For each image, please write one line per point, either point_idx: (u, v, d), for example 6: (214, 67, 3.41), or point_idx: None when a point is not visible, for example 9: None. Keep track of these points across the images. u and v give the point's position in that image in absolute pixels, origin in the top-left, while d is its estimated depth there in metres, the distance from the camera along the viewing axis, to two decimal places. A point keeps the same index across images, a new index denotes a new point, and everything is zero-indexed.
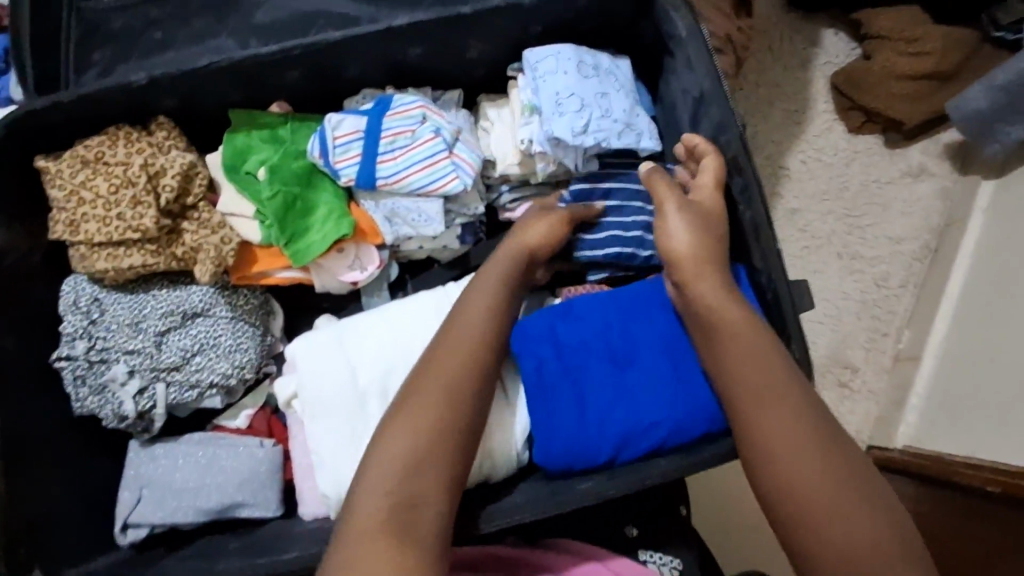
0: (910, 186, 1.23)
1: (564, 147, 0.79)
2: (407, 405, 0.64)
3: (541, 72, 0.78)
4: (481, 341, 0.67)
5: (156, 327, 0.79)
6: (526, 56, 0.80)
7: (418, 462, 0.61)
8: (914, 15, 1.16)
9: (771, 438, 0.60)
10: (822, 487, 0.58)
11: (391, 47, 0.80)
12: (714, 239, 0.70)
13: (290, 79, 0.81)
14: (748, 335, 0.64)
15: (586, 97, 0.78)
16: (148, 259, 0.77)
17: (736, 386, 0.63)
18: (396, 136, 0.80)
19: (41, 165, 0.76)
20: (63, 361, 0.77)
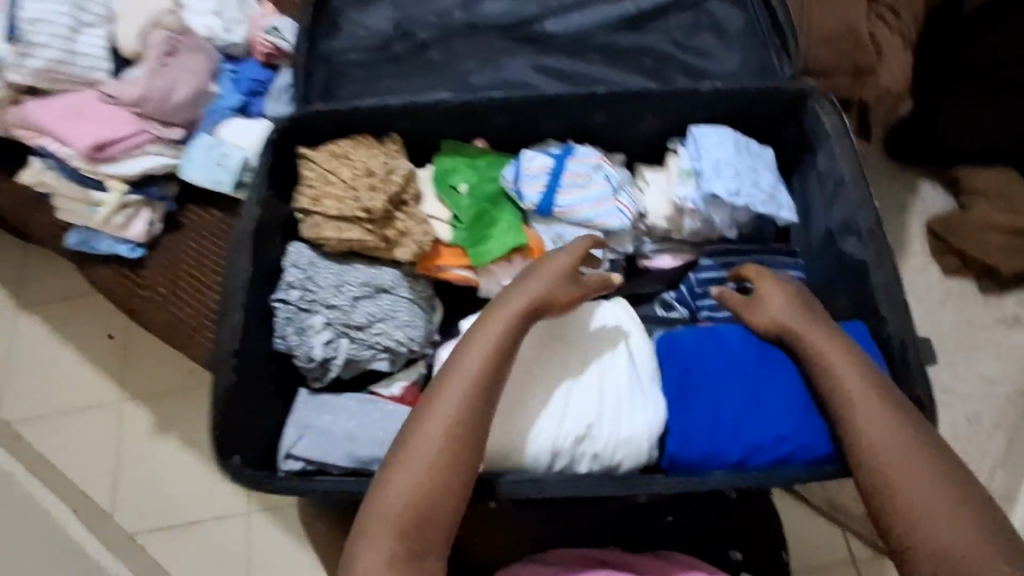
0: (1006, 333, 1.30)
1: (717, 204, 0.95)
2: (418, 440, 0.71)
3: (704, 143, 0.96)
4: (484, 382, 0.74)
5: (354, 292, 0.95)
6: (692, 131, 0.98)
7: (428, 500, 0.69)
8: (1011, 177, 1.29)
9: (875, 439, 0.70)
10: (922, 480, 0.66)
11: (585, 111, 1.00)
12: (804, 301, 0.82)
13: (499, 123, 1.02)
14: (852, 357, 0.75)
15: (740, 168, 0.95)
16: (365, 235, 0.95)
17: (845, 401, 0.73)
18: (575, 176, 0.99)
19: (303, 152, 0.97)
20: (279, 303, 0.94)
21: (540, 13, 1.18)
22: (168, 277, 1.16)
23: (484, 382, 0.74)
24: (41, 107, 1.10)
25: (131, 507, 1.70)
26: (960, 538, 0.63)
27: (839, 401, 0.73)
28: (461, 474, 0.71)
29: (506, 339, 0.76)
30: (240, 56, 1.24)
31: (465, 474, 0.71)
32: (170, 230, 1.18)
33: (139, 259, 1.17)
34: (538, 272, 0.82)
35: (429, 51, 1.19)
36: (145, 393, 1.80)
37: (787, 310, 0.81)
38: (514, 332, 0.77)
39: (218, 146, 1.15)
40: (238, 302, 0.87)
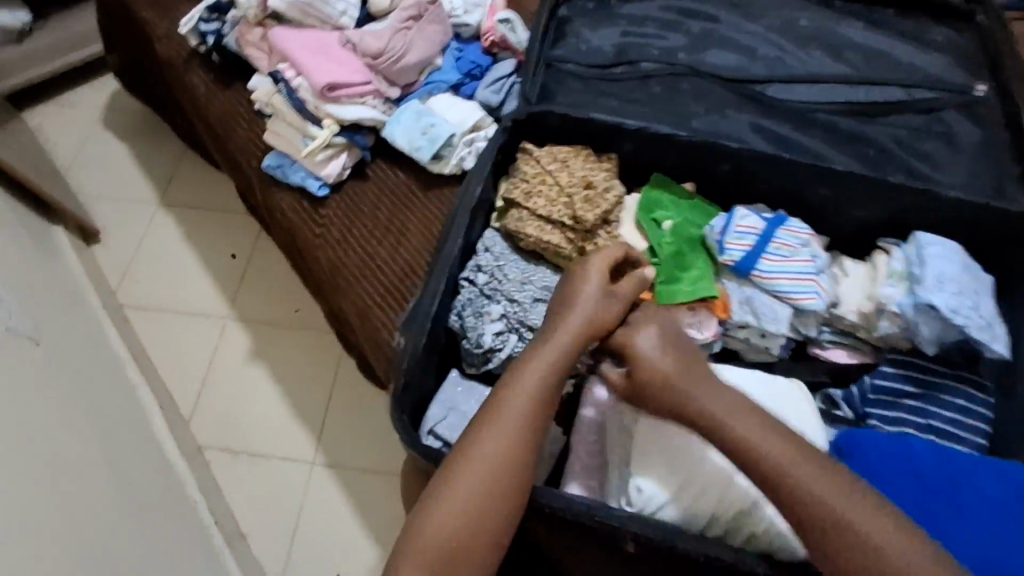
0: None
1: (927, 315, 0.90)
2: (459, 474, 0.74)
3: (926, 251, 0.93)
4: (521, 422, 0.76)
5: (536, 292, 0.96)
6: (915, 236, 0.96)
7: (469, 533, 0.71)
8: None
9: (846, 517, 0.67)
10: (906, 554, 0.65)
11: (810, 183, 0.98)
12: (678, 346, 0.81)
13: (719, 170, 1.00)
14: (702, 390, 0.76)
15: (959, 287, 0.91)
16: (564, 242, 0.95)
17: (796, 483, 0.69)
18: (782, 245, 0.96)
19: (527, 148, 1.00)
20: (465, 283, 0.96)
21: (770, 77, 1.18)
22: (343, 223, 1.19)
23: (521, 424, 0.76)
24: (289, 38, 1.19)
25: (203, 421, 1.73)
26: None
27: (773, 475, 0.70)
28: (502, 511, 0.73)
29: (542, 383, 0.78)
30: (466, 38, 1.29)
31: (506, 508, 0.73)
32: (356, 178, 1.22)
33: (322, 198, 1.21)
34: (583, 308, 0.82)
35: (650, 82, 1.20)
36: (250, 319, 1.86)
37: (672, 369, 0.78)
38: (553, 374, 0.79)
39: (424, 116, 1.18)
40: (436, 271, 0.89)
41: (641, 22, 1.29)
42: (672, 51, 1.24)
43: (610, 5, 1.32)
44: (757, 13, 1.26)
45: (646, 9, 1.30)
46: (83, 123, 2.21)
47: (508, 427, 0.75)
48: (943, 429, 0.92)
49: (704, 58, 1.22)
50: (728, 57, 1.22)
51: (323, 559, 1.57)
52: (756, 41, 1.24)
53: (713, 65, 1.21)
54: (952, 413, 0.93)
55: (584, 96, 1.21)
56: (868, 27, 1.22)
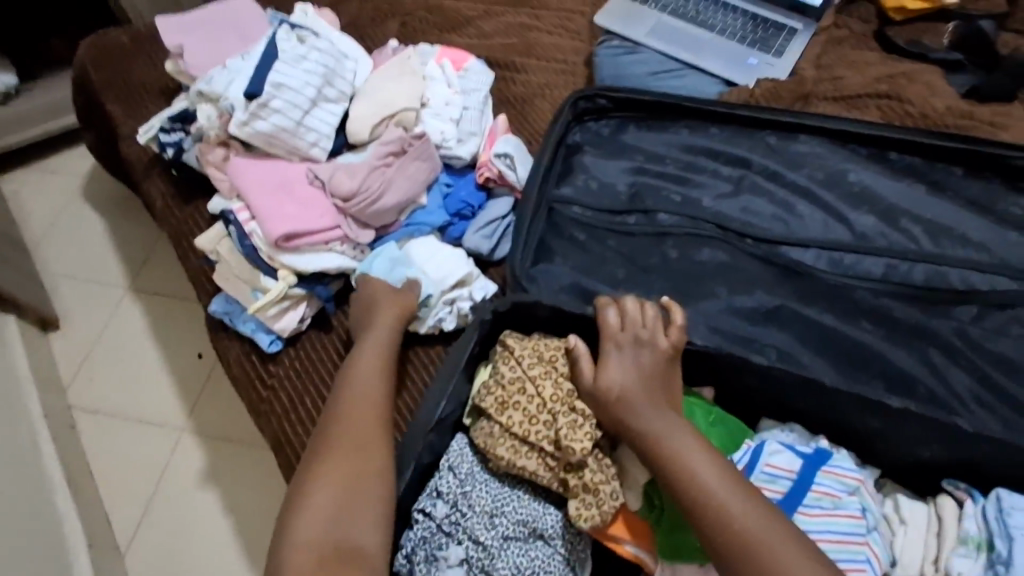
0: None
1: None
2: (308, 487, 0.74)
3: (1012, 519, 0.73)
4: (357, 411, 0.80)
5: (506, 529, 0.76)
6: (998, 493, 0.76)
7: (341, 492, 0.73)
8: None
9: (719, 498, 0.68)
10: (766, 531, 0.67)
11: (859, 413, 0.79)
12: (653, 374, 0.76)
13: (743, 381, 0.83)
14: (698, 462, 0.70)
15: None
16: (542, 471, 0.77)
17: (751, 544, 0.66)
18: (824, 494, 0.75)
19: (506, 340, 0.82)
20: (420, 514, 0.77)
21: (810, 243, 1.00)
22: (295, 384, 1.01)
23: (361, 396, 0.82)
24: (250, 173, 1.03)
25: (141, 555, 1.52)
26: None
27: (658, 455, 0.71)
28: (363, 493, 0.73)
29: (372, 372, 0.86)
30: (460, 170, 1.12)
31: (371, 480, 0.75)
32: (318, 328, 1.05)
33: (274, 353, 1.03)
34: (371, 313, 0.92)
35: (666, 241, 1.03)
36: (208, 434, 1.66)
37: (632, 388, 0.75)
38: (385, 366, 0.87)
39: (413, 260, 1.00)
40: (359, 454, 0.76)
41: (659, 158, 1.12)
42: (695, 199, 1.07)
43: (625, 133, 1.15)
44: (798, 160, 1.08)
45: (667, 145, 1.13)
46: (58, 193, 2.06)
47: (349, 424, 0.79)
48: None
49: (732, 212, 1.05)
50: (761, 216, 1.04)
51: None
52: (794, 195, 1.05)
53: (743, 223, 1.03)
54: None
55: (591, 254, 1.03)
56: (927, 190, 1.04)
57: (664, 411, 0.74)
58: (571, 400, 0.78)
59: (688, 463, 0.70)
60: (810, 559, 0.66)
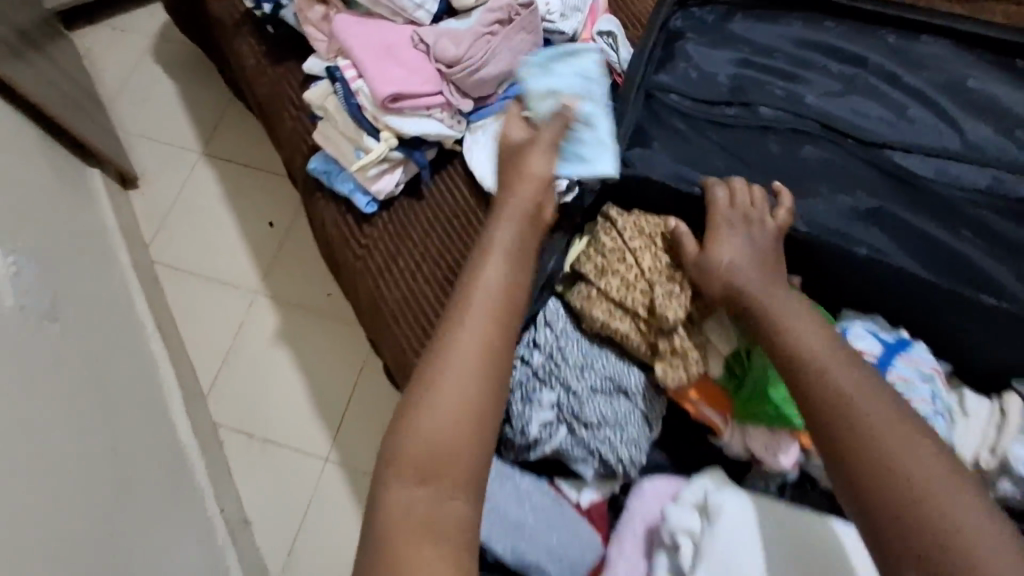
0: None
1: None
2: (407, 431, 0.69)
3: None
4: (461, 356, 0.72)
5: (594, 382, 0.84)
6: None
7: (441, 446, 0.68)
8: None
9: (851, 399, 0.66)
10: (903, 436, 0.63)
11: (944, 309, 0.83)
12: (756, 253, 0.79)
13: (834, 271, 0.86)
14: (862, 404, 0.65)
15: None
16: (633, 333, 0.83)
17: (909, 491, 0.59)
18: (899, 378, 0.80)
19: (609, 212, 0.86)
20: (518, 362, 0.85)
21: (916, 149, 0.99)
22: (389, 247, 1.07)
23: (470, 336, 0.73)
24: (358, 32, 1.04)
25: (222, 397, 1.67)
26: (959, 495, 0.58)
27: (788, 353, 0.71)
28: (461, 453, 0.68)
29: (484, 308, 0.75)
30: None
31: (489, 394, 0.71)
32: (409, 196, 1.10)
33: (368, 215, 1.08)
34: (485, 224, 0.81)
35: (767, 134, 1.02)
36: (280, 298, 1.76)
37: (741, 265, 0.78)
38: (511, 259, 0.78)
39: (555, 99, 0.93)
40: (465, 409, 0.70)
41: (769, 51, 1.08)
42: (800, 95, 1.04)
43: (732, 22, 1.11)
44: (915, 62, 1.05)
45: (778, 37, 1.09)
46: (130, 53, 2.07)
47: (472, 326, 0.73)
48: None
49: (838, 111, 1.03)
50: (869, 117, 1.02)
51: (324, 557, 1.53)
52: (906, 98, 1.03)
53: (850, 124, 1.01)
54: None
55: (688, 141, 1.03)
56: None
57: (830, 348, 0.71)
58: (671, 273, 0.83)
59: (848, 404, 0.66)
60: (951, 471, 0.60)
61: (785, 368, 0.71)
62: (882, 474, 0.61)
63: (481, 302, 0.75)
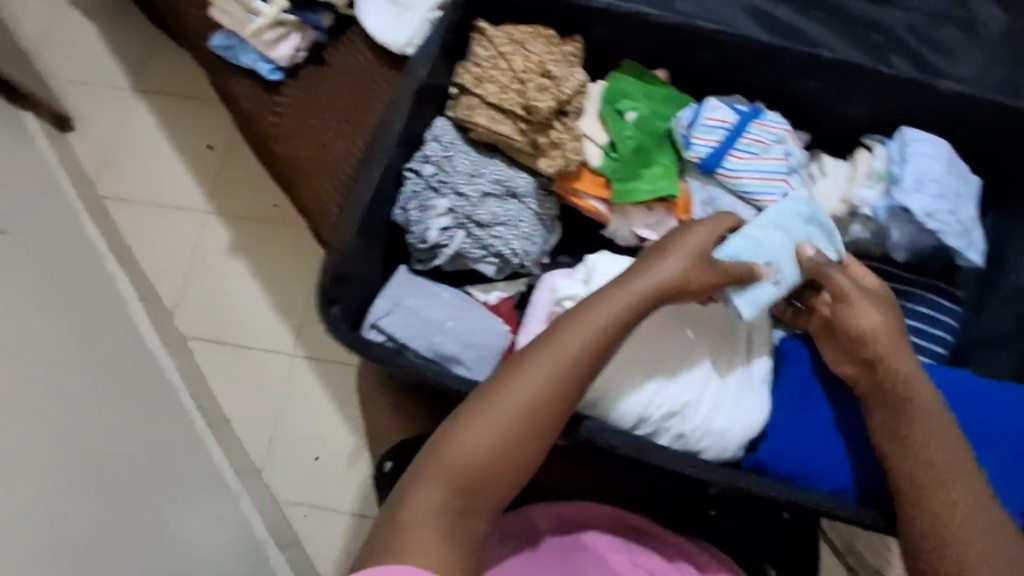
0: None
1: (900, 220, 0.84)
2: (472, 431, 0.60)
3: (912, 150, 0.85)
4: (549, 374, 0.62)
5: (485, 187, 0.91)
6: (902, 132, 0.87)
7: (491, 463, 0.60)
8: None
9: (936, 446, 0.63)
10: (976, 493, 0.62)
11: (799, 75, 0.88)
12: None
13: (695, 58, 0.91)
14: (926, 415, 0.65)
15: (944, 187, 0.83)
16: (516, 134, 0.89)
17: (933, 495, 0.62)
18: (754, 141, 0.90)
19: (481, 26, 0.91)
20: (411, 175, 0.90)
21: None
22: (298, 111, 1.13)
23: (565, 355, 0.63)
24: None
25: (188, 312, 1.75)
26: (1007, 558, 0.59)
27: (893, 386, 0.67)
28: (506, 472, 0.61)
29: (588, 332, 0.64)
30: None
31: (547, 431, 0.62)
32: (313, 63, 1.15)
33: (275, 83, 1.14)
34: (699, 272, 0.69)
35: None
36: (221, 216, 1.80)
37: None
38: (662, 288, 0.67)
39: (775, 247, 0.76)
40: (533, 430, 0.62)
41: None
42: None
43: None
44: None
45: None
46: None
47: (555, 352, 0.63)
48: (908, 330, 0.86)
49: None
50: None
51: (301, 440, 1.62)
52: None
53: None
54: (931, 326, 0.86)
55: None
56: None
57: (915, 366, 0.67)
58: (544, 71, 0.89)
59: (909, 410, 0.65)
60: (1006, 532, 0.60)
61: (883, 401, 0.67)
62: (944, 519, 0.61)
63: (585, 326, 0.64)
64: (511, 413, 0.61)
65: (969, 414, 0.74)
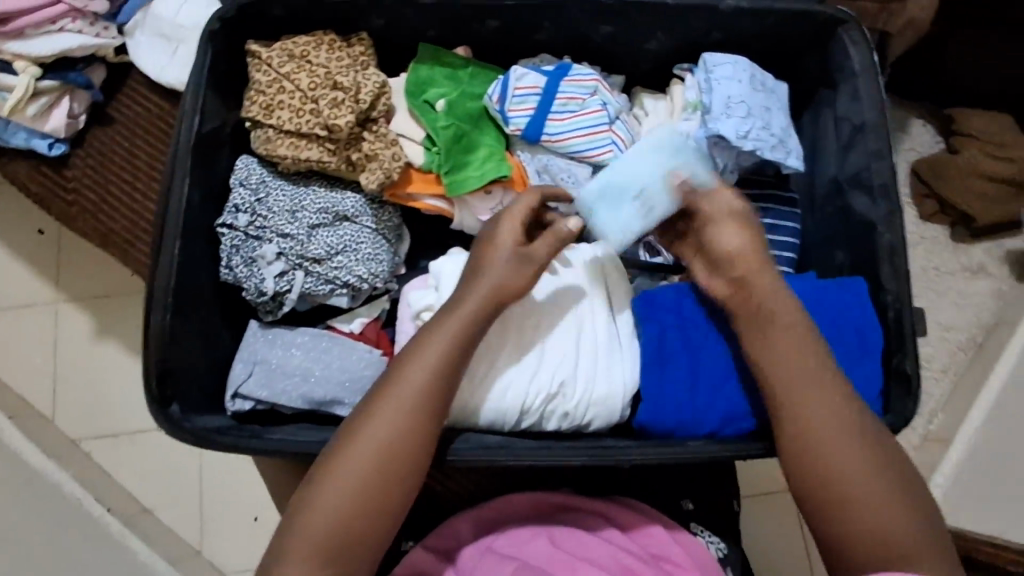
0: (968, 281, 1.34)
1: (720, 146, 0.86)
2: (325, 491, 0.64)
3: (717, 75, 0.86)
4: (392, 417, 0.66)
5: (310, 219, 0.85)
6: (704, 58, 0.87)
7: (353, 515, 0.64)
8: (1002, 124, 1.30)
9: (822, 419, 0.66)
10: (859, 454, 0.64)
11: (592, 21, 0.85)
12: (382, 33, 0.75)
13: (487, 28, 0.87)
14: (786, 326, 0.70)
15: (750, 110, 0.85)
16: (326, 156, 0.83)
17: (792, 402, 0.68)
18: (568, 100, 0.87)
19: (254, 49, 0.82)
20: (225, 229, 0.83)
21: None
22: (96, 181, 1.02)
23: (403, 392, 0.67)
24: None
25: None
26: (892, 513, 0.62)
27: (777, 353, 0.69)
28: (371, 520, 0.64)
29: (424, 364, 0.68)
30: None
31: (409, 472, 0.66)
32: (98, 124, 1.03)
33: (61, 158, 1.02)
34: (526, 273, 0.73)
35: None
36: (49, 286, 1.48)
37: None
38: (487, 298, 0.71)
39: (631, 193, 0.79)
40: (388, 472, 0.65)
41: None
42: None
43: None
44: None
45: None
46: None
47: (403, 386, 0.67)
48: None
49: None
50: None
51: None
52: None
53: None
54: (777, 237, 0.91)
55: None
56: None
57: (777, 286, 0.72)
58: (335, 82, 0.82)
59: (773, 324, 0.70)
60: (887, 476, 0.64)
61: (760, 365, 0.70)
62: (839, 488, 0.64)
63: (420, 357, 0.68)
64: (361, 461, 0.65)
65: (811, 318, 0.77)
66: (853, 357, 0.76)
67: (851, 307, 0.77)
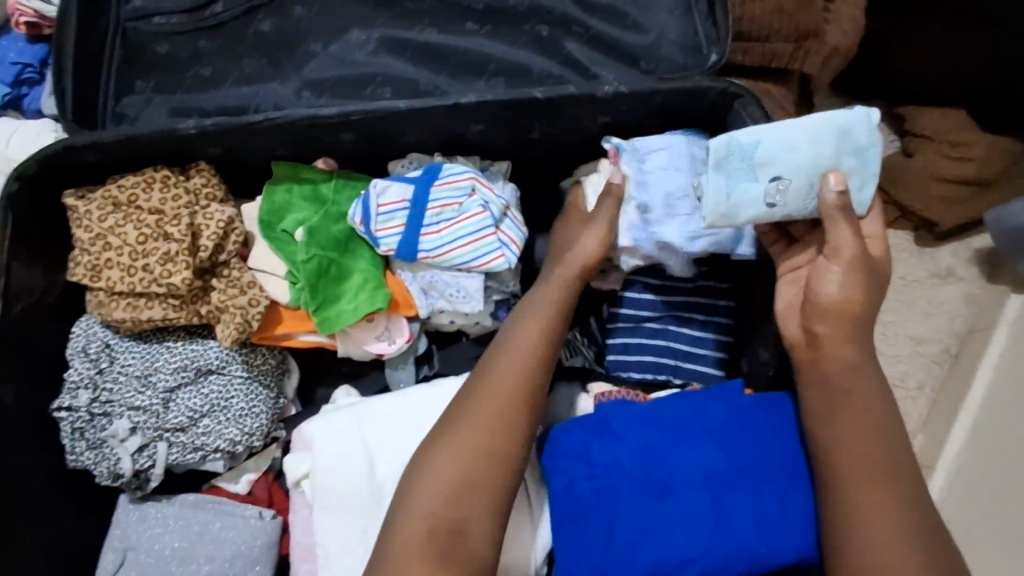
0: (936, 288, 1.16)
1: (668, 251, 0.75)
2: None
3: (649, 167, 0.75)
4: None
5: (167, 382, 0.74)
6: (635, 146, 0.76)
7: None
8: (958, 118, 1.07)
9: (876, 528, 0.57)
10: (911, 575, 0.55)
11: (456, 119, 0.74)
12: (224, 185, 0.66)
13: (343, 141, 0.76)
14: (855, 408, 0.61)
15: (800, 153, 0.65)
16: (170, 314, 0.72)
17: (840, 494, 0.60)
18: (442, 208, 0.75)
19: (70, 203, 0.71)
20: (64, 411, 0.73)
21: None
22: None
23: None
24: None
25: None
26: None
27: (824, 441, 0.63)
28: None
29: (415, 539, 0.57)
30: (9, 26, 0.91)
31: None
32: None
33: None
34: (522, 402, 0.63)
35: (253, 10, 0.82)
36: None
37: None
38: (479, 446, 0.61)
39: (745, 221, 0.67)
40: None
41: None
42: None
43: None
44: None
45: None
46: None
47: (480, 398, 0.63)
48: (681, 341, 0.79)
49: None
50: None
51: None
52: None
53: None
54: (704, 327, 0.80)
55: (169, 62, 0.82)
56: None
57: (862, 352, 0.63)
58: (167, 230, 0.71)
59: (841, 402, 0.62)
60: None
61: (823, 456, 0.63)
62: None
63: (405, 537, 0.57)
64: None
65: (732, 449, 0.67)
66: (781, 488, 0.66)
67: (775, 432, 0.68)
